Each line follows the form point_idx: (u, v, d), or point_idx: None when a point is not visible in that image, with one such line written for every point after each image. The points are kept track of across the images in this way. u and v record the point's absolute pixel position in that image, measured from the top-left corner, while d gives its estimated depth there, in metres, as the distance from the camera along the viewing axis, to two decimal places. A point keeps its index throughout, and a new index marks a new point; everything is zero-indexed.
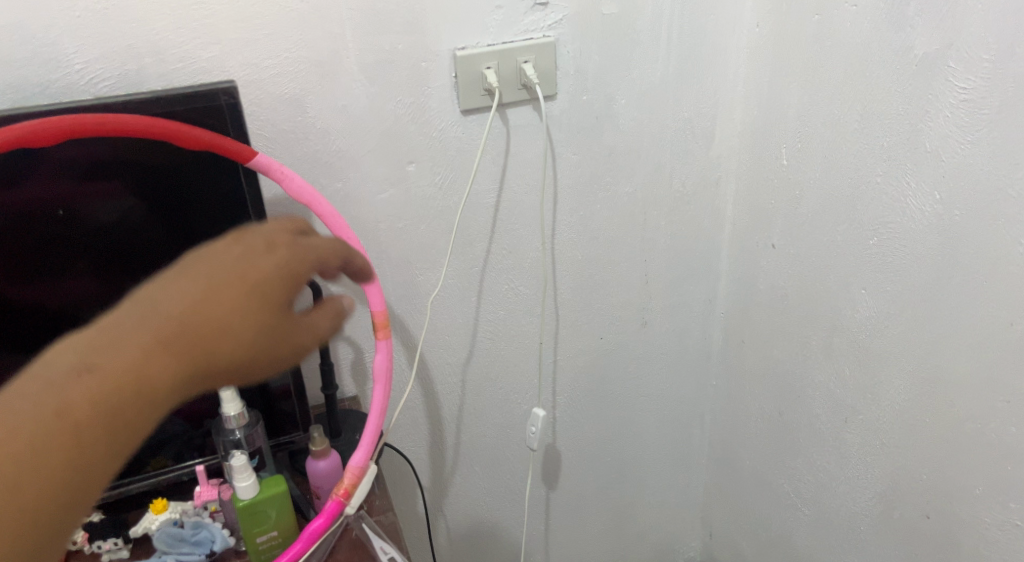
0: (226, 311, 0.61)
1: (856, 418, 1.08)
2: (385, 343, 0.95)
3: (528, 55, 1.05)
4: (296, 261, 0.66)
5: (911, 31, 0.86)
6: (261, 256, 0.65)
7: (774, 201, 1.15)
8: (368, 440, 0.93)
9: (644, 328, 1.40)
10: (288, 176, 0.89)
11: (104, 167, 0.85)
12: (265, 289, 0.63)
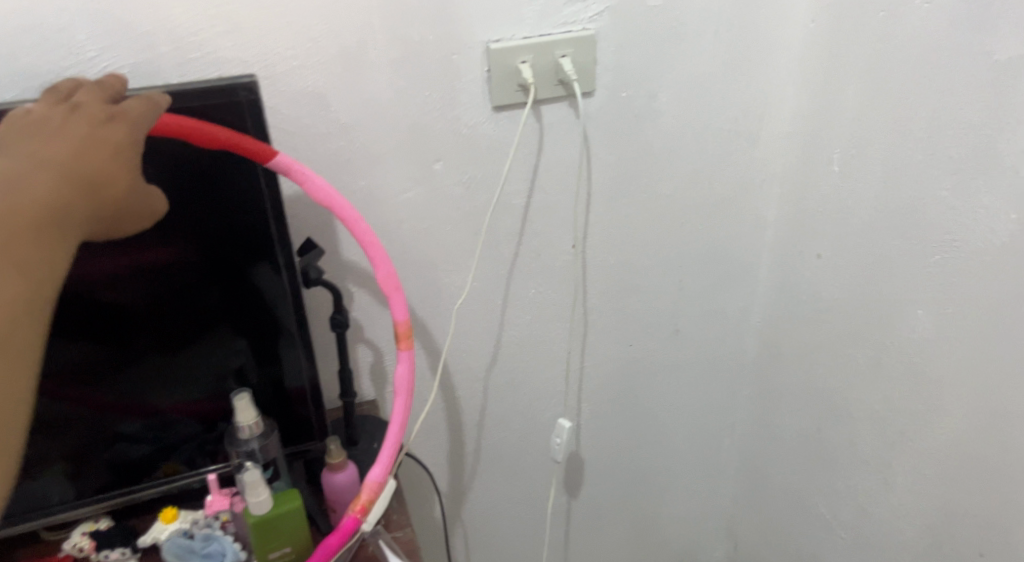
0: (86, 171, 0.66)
1: (906, 443, 1.02)
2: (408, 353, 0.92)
3: (566, 49, 0.99)
4: (131, 124, 0.71)
5: (992, 35, 0.79)
6: (98, 125, 0.69)
7: (822, 209, 1.08)
8: (388, 453, 0.88)
9: (677, 335, 1.34)
10: (308, 178, 0.84)
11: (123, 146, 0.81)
12: (120, 152, 0.69)
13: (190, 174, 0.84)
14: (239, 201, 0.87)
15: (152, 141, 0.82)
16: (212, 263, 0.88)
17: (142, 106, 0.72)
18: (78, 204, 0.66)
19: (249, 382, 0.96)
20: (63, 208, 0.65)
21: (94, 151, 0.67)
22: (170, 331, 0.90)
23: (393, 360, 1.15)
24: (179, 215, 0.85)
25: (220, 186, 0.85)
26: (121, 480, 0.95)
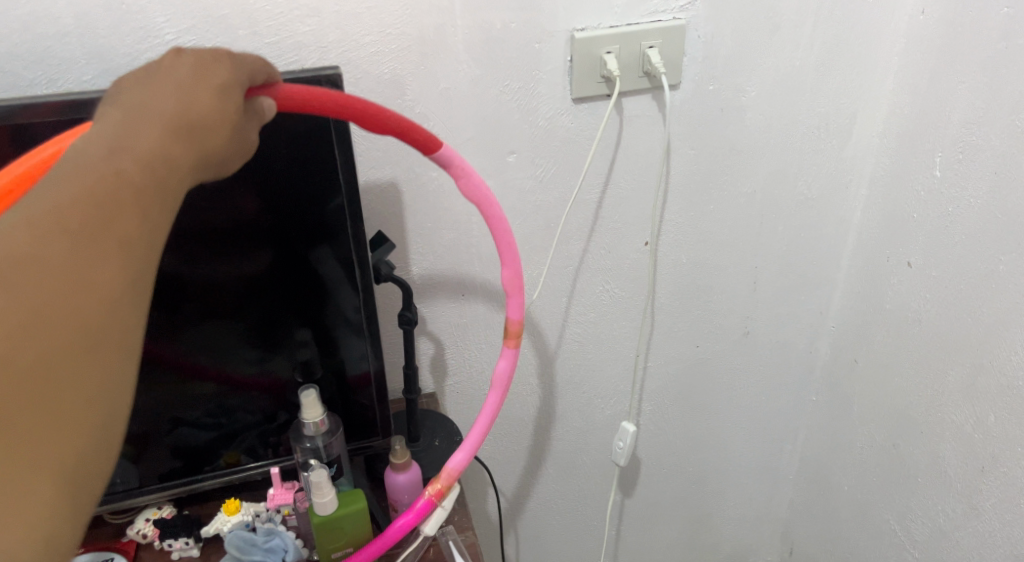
0: (178, 134, 0.56)
1: (997, 469, 0.96)
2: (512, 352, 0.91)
3: (654, 40, 0.93)
4: (240, 69, 0.60)
5: None
6: (207, 69, 0.58)
7: (917, 215, 1.01)
8: (471, 442, 0.89)
9: (746, 337, 1.29)
10: (466, 173, 0.80)
11: None
12: (231, 94, 0.59)
13: (262, 152, 0.80)
14: (308, 178, 0.82)
15: None
16: (278, 244, 0.85)
17: (265, 65, 0.63)
18: (178, 163, 0.56)
19: (315, 375, 0.94)
20: (156, 171, 0.54)
21: (198, 102, 0.57)
22: (228, 310, 0.87)
23: (455, 354, 1.12)
24: (248, 191, 0.81)
25: (292, 165, 0.81)
26: (183, 468, 0.95)
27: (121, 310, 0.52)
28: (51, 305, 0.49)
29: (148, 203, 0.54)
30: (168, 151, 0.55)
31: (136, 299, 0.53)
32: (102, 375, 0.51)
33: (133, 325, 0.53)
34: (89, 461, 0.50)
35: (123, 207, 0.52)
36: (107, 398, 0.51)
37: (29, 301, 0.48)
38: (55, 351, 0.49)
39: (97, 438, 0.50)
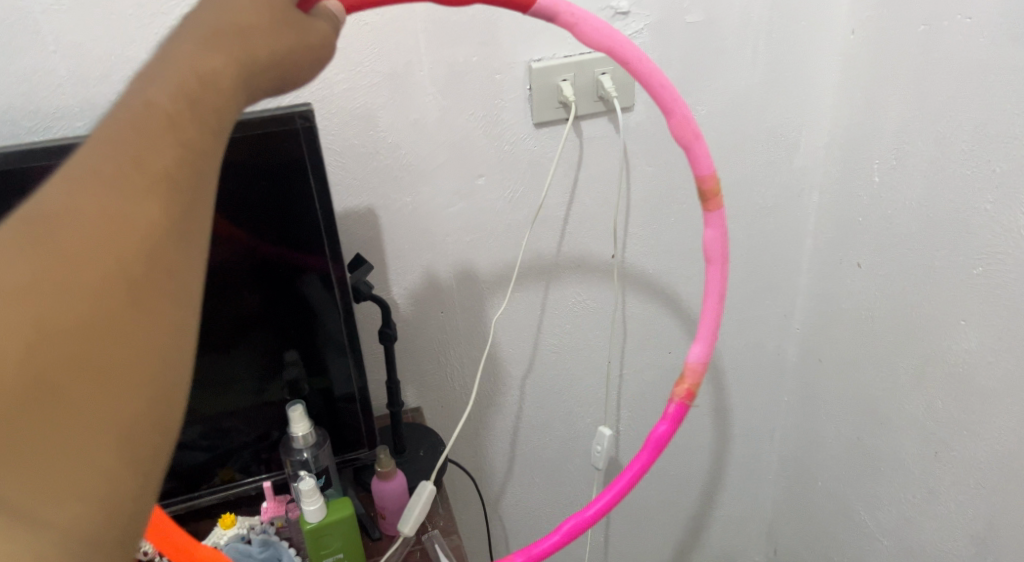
0: (220, 74, 0.54)
1: (948, 453, 1.00)
2: (716, 212, 0.88)
3: (606, 66, 1.01)
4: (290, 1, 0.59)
5: None
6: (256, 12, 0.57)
7: (862, 218, 1.09)
8: (706, 331, 0.91)
9: (716, 342, 1.35)
10: (580, 20, 0.78)
11: None
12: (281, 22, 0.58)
13: (243, 186, 0.85)
14: (290, 212, 0.88)
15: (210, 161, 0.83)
16: (263, 272, 0.91)
17: (328, 19, 0.63)
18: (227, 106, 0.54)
19: (302, 393, 0.99)
20: (201, 108, 0.52)
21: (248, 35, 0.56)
22: (219, 337, 0.92)
23: (438, 370, 1.18)
24: (231, 223, 0.87)
25: (271, 197, 0.87)
26: (181, 488, 1.00)
27: (166, 256, 0.49)
28: (86, 255, 0.47)
29: (192, 144, 0.52)
30: (214, 89, 0.53)
31: (186, 244, 0.51)
32: (155, 328, 0.49)
33: (186, 276, 0.51)
34: (149, 421, 0.48)
35: (163, 148, 0.50)
36: (166, 354, 0.49)
37: (70, 252, 0.47)
38: (97, 305, 0.47)
39: (159, 397, 0.48)
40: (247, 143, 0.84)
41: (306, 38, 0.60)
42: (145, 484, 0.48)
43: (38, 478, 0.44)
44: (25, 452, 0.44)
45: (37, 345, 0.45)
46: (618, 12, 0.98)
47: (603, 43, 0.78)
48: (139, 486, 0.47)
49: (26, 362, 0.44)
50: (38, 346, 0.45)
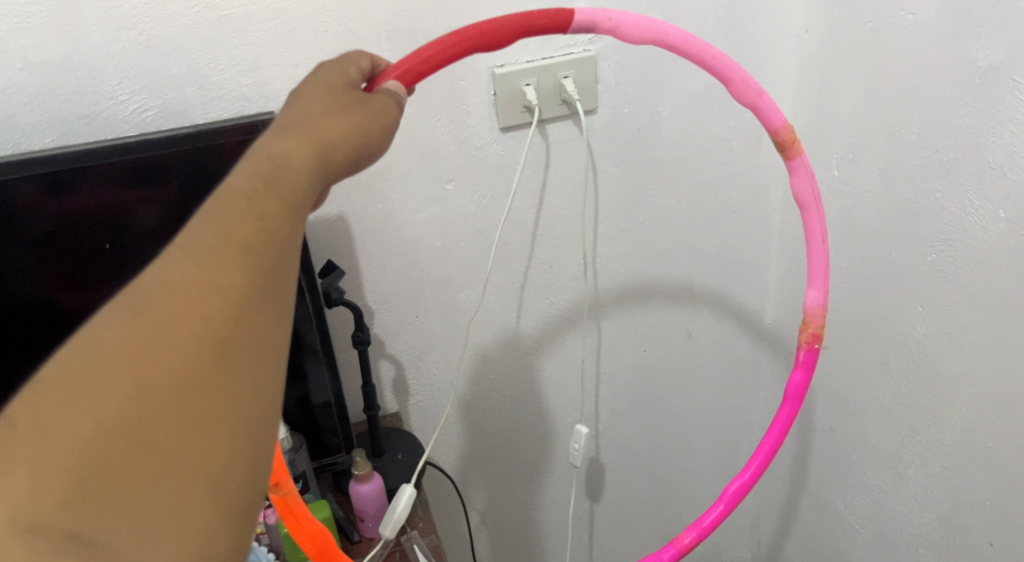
0: (298, 160, 0.59)
1: (914, 439, 1.01)
2: (797, 159, 0.87)
3: (568, 70, 1.03)
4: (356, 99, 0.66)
5: (972, 41, 0.80)
6: (328, 108, 0.64)
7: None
8: (817, 276, 0.91)
9: (690, 339, 1.37)
10: (620, 21, 0.80)
11: (157, 172, 0.81)
12: (351, 114, 0.64)
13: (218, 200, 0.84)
14: None
15: (188, 180, 0.82)
16: None
17: (392, 100, 0.69)
18: (305, 189, 0.59)
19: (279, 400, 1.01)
20: (281, 190, 0.57)
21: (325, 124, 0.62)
22: None
23: (416, 375, 1.20)
24: None
25: None
26: None
27: (252, 318, 0.52)
28: (178, 318, 0.50)
29: (273, 218, 0.55)
30: (292, 174, 0.58)
31: (273, 308, 0.53)
32: (245, 386, 0.51)
33: (272, 338, 0.53)
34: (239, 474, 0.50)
35: (246, 222, 0.54)
36: (256, 411, 0.51)
37: (164, 314, 0.50)
38: (187, 361, 0.50)
39: (247, 452, 0.51)
40: (201, 151, 0.82)
41: (376, 124, 0.66)
42: (235, 538, 0.50)
43: (132, 527, 0.47)
44: (123, 504, 0.47)
45: (136, 402, 0.48)
46: None
47: (649, 38, 0.81)
48: (230, 539, 0.49)
49: (126, 418, 0.47)
50: (137, 402, 0.48)
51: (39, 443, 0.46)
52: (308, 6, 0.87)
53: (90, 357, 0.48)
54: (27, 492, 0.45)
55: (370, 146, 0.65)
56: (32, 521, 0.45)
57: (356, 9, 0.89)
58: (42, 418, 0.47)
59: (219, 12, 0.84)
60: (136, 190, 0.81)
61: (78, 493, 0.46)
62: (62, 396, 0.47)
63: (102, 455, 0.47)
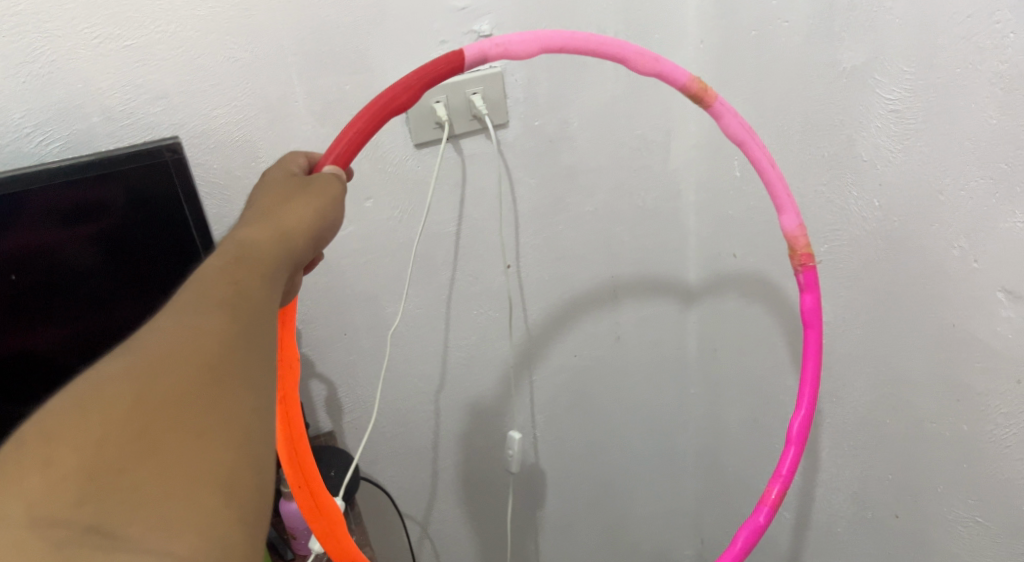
0: (266, 240, 0.66)
1: (824, 422, 1.05)
2: (717, 102, 0.90)
3: (477, 87, 1.06)
4: (311, 187, 0.75)
5: (838, 44, 0.86)
6: (286, 199, 0.73)
7: (757, 202, 1.14)
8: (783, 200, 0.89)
9: (618, 341, 1.40)
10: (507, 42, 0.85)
11: (89, 209, 0.82)
12: (308, 199, 0.73)
13: (146, 233, 0.85)
14: (180, 252, 0.87)
15: (114, 215, 0.83)
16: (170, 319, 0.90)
17: (335, 179, 0.77)
18: (280, 265, 0.65)
19: None
20: (258, 266, 0.63)
21: (285, 212, 0.71)
22: None
23: (347, 392, 1.20)
24: (148, 274, 0.87)
25: (171, 242, 0.86)
26: None
27: (247, 347, 0.56)
28: (176, 347, 0.53)
29: (252, 278, 0.61)
30: (265, 253, 0.65)
31: (264, 343, 0.58)
32: (247, 399, 0.54)
33: (266, 369, 0.57)
34: (253, 477, 0.51)
35: (226, 281, 0.59)
36: (262, 428, 0.54)
37: (161, 345, 0.53)
38: (187, 378, 0.52)
39: (257, 460, 0.52)
40: (129, 181, 0.83)
41: (330, 208, 0.74)
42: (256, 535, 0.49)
43: (149, 520, 0.46)
44: (139, 500, 0.47)
45: (141, 412, 0.50)
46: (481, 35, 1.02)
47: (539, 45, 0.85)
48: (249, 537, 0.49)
49: (133, 424, 0.49)
50: (142, 412, 0.50)
51: (50, 448, 0.47)
52: (211, 34, 0.89)
53: (91, 383, 0.51)
54: (40, 491, 0.46)
55: (329, 224, 0.73)
56: (46, 518, 0.45)
57: (262, 36, 0.91)
58: (50, 428, 0.48)
59: (120, 43, 0.86)
60: (70, 229, 0.81)
61: (93, 490, 0.46)
62: (71, 409, 0.49)
63: (109, 460, 0.47)
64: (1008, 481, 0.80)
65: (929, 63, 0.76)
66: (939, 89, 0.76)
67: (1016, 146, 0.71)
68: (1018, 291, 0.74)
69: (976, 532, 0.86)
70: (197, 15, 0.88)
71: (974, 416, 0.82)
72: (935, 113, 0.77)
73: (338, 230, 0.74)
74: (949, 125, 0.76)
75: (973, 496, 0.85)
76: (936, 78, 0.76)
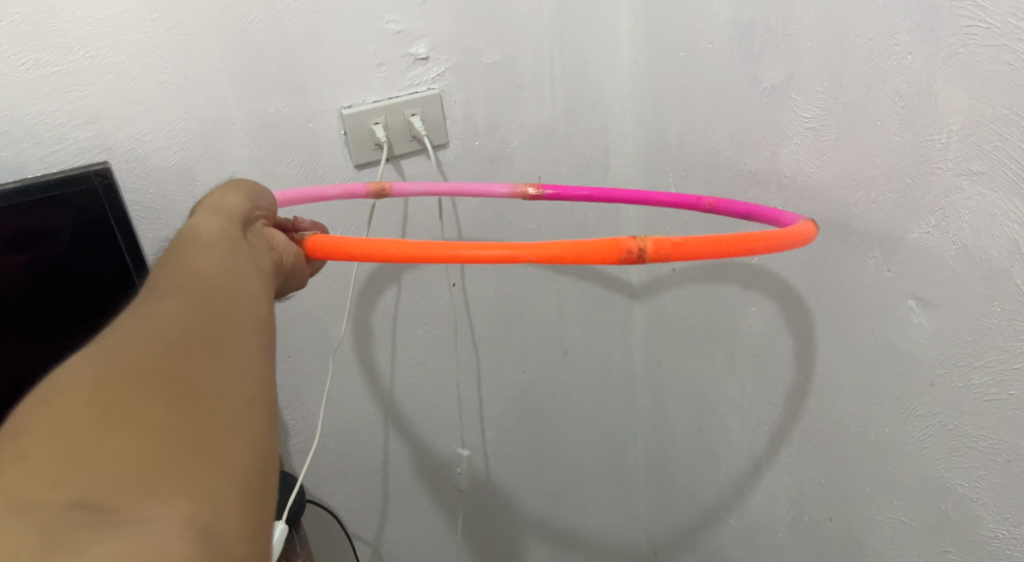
0: (206, 227, 0.69)
1: (764, 429, 1.09)
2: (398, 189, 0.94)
3: (415, 108, 1.05)
4: (237, 180, 0.79)
5: (758, 65, 0.90)
6: (219, 191, 0.75)
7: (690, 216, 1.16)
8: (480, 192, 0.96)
9: (565, 356, 1.42)
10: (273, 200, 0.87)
11: (24, 239, 0.80)
12: (233, 188, 0.76)
13: (81, 262, 0.84)
14: (114, 280, 0.86)
15: (48, 244, 0.81)
16: None
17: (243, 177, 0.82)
18: (229, 232, 0.69)
19: None
20: (208, 250, 0.65)
21: (218, 199, 0.73)
22: None
23: (293, 414, 1.19)
24: (85, 304, 0.85)
25: (106, 269, 0.85)
26: None
27: (210, 328, 0.58)
28: (134, 334, 0.55)
29: (204, 269, 0.63)
30: (210, 229, 0.69)
31: (229, 321, 0.59)
32: (219, 373, 0.55)
33: (237, 342, 0.58)
34: (237, 439, 0.52)
35: (177, 277, 0.62)
36: (240, 392, 0.55)
37: (119, 336, 0.55)
38: (149, 358, 0.53)
39: (241, 423, 0.53)
40: (61, 207, 0.81)
41: (253, 184, 0.80)
42: (250, 496, 0.50)
43: (134, 486, 0.47)
44: (117, 471, 0.47)
45: (108, 393, 0.50)
46: (418, 57, 1.03)
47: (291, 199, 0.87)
48: (243, 495, 0.50)
49: (97, 404, 0.50)
50: (105, 393, 0.50)
51: (19, 444, 0.47)
52: (143, 59, 0.89)
53: (53, 378, 0.51)
54: (15, 483, 0.46)
55: (257, 202, 0.77)
56: (25, 505, 0.45)
57: (196, 59, 0.92)
58: (18, 426, 0.48)
59: (48, 68, 0.85)
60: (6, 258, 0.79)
61: (66, 471, 0.47)
62: (33, 405, 0.49)
63: (77, 441, 0.48)
64: (928, 481, 0.84)
65: (838, 83, 0.80)
66: (849, 108, 0.80)
67: (918, 160, 0.75)
68: (927, 298, 0.78)
69: (902, 532, 0.89)
70: (128, 40, 0.88)
71: (895, 419, 0.85)
72: (846, 129, 0.81)
73: (273, 198, 0.80)
74: (859, 141, 0.80)
75: (897, 497, 0.89)
76: (846, 97, 0.80)
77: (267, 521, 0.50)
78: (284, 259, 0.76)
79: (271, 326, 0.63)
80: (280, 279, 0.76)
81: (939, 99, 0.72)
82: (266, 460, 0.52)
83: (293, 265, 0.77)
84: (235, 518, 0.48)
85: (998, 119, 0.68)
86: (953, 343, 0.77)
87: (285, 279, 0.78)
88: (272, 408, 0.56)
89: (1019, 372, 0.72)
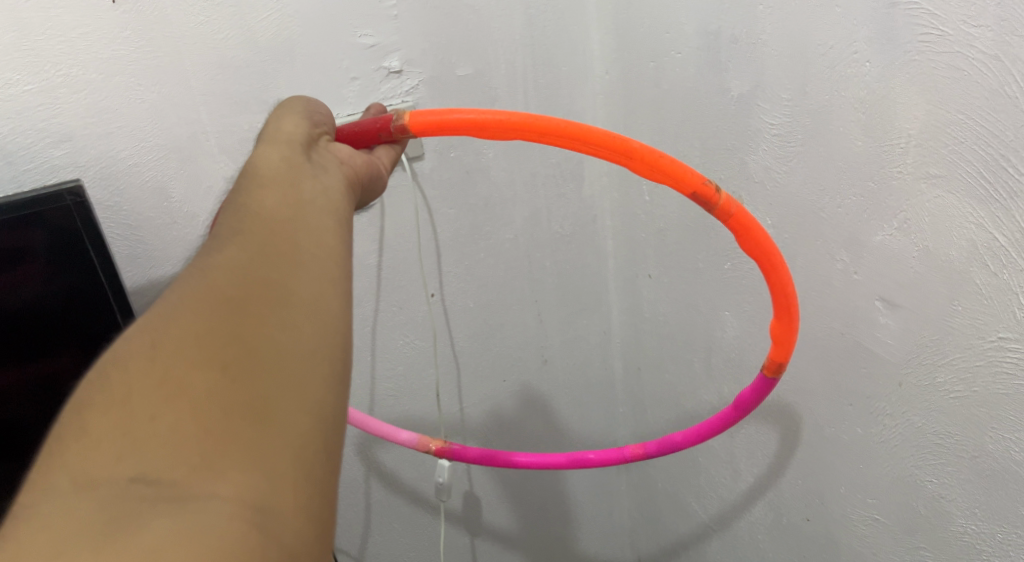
0: (269, 155, 0.68)
1: (741, 432, 1.10)
2: None
3: None
4: (299, 105, 0.79)
5: (726, 74, 0.91)
6: (279, 118, 0.75)
7: (662, 222, 1.17)
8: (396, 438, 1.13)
9: (546, 365, 1.43)
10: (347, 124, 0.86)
11: None
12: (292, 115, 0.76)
13: (55, 282, 0.83)
14: (91, 299, 0.85)
15: (19, 264, 0.80)
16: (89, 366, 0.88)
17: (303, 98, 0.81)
18: (291, 160, 0.68)
19: None
20: (269, 185, 0.65)
21: (280, 126, 0.73)
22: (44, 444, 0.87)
23: None
24: (63, 323, 0.84)
25: (82, 289, 0.84)
26: None
27: (273, 276, 0.58)
28: (192, 296, 0.55)
29: (270, 211, 0.62)
30: (272, 160, 0.68)
31: (293, 266, 0.59)
32: (282, 327, 0.55)
33: (302, 291, 0.57)
34: (296, 404, 0.52)
35: (242, 227, 0.61)
36: (299, 351, 0.55)
37: (179, 298, 0.55)
38: (206, 322, 0.53)
39: (300, 383, 0.53)
40: (31, 226, 0.80)
41: (306, 103, 0.79)
42: (306, 464, 0.51)
43: (191, 460, 0.48)
44: (175, 444, 0.48)
45: (164, 365, 0.51)
46: (392, 70, 1.04)
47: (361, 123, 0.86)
48: (300, 463, 0.51)
49: (156, 375, 0.51)
50: (162, 365, 0.51)
51: (82, 419, 0.49)
52: (115, 76, 0.89)
53: (117, 350, 0.53)
54: (80, 458, 0.48)
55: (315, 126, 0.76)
56: (90, 481, 0.47)
57: (169, 77, 0.92)
58: (82, 400, 0.50)
59: (22, 88, 0.85)
60: None
61: (128, 446, 0.48)
62: (95, 379, 0.51)
63: (138, 416, 0.49)
64: (902, 480, 0.85)
65: (802, 91, 0.82)
66: (814, 113, 0.81)
67: (879, 165, 0.77)
68: (893, 300, 0.79)
69: (875, 530, 0.91)
70: (100, 58, 0.88)
71: (868, 420, 0.87)
72: (812, 135, 0.82)
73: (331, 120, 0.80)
74: (823, 147, 0.81)
75: (870, 495, 0.90)
76: (811, 103, 0.81)
77: (325, 488, 0.51)
78: (356, 168, 0.76)
79: (343, 261, 0.62)
80: (359, 190, 0.76)
81: (897, 106, 0.74)
82: (326, 422, 0.53)
83: (366, 173, 0.78)
84: (290, 490, 0.49)
85: (953, 124, 0.70)
86: (919, 344, 0.78)
87: (365, 190, 0.78)
88: (341, 357, 0.56)
89: (980, 370, 0.73)
